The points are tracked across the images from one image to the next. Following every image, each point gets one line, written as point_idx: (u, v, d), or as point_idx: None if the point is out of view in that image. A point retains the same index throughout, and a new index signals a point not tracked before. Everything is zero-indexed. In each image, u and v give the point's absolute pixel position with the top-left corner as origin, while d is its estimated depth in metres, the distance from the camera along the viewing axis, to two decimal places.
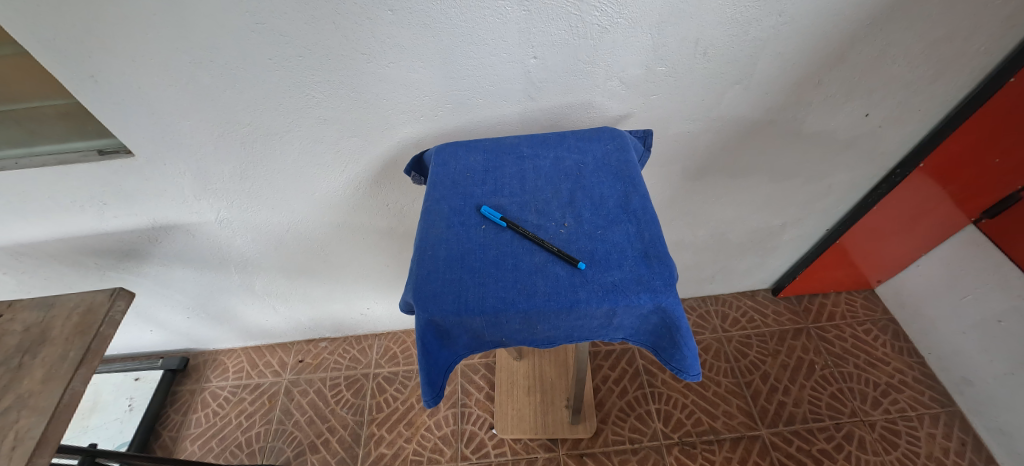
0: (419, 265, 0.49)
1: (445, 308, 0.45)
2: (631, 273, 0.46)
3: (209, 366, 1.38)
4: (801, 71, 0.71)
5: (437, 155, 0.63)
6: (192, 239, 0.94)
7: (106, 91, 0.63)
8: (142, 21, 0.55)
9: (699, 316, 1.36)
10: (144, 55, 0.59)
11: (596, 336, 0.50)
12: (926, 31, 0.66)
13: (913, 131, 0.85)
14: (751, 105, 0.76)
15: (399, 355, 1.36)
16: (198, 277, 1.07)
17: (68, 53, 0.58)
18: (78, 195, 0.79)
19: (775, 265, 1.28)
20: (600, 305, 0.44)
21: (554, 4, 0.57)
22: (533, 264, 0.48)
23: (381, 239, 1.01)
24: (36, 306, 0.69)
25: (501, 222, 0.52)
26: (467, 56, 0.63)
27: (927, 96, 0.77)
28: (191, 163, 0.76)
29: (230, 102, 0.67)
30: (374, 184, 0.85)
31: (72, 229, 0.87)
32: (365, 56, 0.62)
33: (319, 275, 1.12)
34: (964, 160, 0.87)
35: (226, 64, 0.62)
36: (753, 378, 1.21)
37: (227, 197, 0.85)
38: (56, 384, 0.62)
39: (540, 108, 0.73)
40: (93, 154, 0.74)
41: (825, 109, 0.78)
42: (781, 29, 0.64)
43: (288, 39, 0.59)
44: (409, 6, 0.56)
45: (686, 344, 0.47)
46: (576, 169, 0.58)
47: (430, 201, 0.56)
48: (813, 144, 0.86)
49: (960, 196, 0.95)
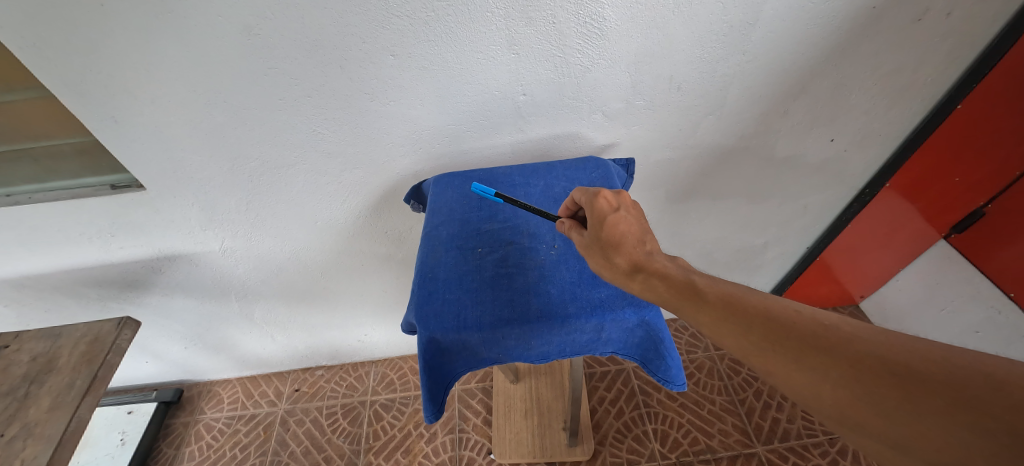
0: (420, 286, 0.53)
1: (446, 326, 0.49)
2: (616, 289, 0.51)
3: (203, 398, 1.37)
4: (767, 103, 0.77)
5: (435, 185, 0.67)
6: (195, 268, 0.97)
7: (124, 130, 0.67)
8: (163, 67, 0.61)
9: (691, 335, 1.38)
10: (163, 97, 0.64)
11: (587, 351, 0.53)
12: (875, 66, 0.73)
13: (876, 154, 0.91)
14: (725, 134, 0.82)
15: (396, 381, 1.36)
16: (198, 306, 1.09)
17: (91, 96, 0.62)
18: (86, 227, 0.82)
19: (761, 283, 1.32)
20: (589, 320, 0.48)
21: (540, 47, 0.64)
22: (527, 283, 0.52)
23: (380, 265, 1.04)
24: (43, 337, 0.71)
25: (496, 198, 0.61)
26: (462, 94, 0.69)
27: (884, 123, 0.84)
28: (199, 196, 0.80)
29: (239, 139, 0.72)
30: (374, 212, 0.89)
31: (79, 260, 0.90)
32: (368, 96, 0.68)
33: (317, 302, 1.14)
34: (928, 179, 0.94)
35: (239, 104, 0.67)
36: (746, 396, 1.23)
37: (232, 227, 0.88)
38: (63, 412, 0.63)
39: (530, 139, 0.78)
40: (105, 189, 0.78)
41: (794, 135, 0.84)
42: (745, 67, 0.71)
43: (297, 82, 0.65)
44: (410, 51, 0.62)
45: (669, 354, 0.50)
46: (564, 196, 0.63)
47: (429, 227, 0.60)
48: (785, 167, 0.92)
49: (928, 212, 1.01)
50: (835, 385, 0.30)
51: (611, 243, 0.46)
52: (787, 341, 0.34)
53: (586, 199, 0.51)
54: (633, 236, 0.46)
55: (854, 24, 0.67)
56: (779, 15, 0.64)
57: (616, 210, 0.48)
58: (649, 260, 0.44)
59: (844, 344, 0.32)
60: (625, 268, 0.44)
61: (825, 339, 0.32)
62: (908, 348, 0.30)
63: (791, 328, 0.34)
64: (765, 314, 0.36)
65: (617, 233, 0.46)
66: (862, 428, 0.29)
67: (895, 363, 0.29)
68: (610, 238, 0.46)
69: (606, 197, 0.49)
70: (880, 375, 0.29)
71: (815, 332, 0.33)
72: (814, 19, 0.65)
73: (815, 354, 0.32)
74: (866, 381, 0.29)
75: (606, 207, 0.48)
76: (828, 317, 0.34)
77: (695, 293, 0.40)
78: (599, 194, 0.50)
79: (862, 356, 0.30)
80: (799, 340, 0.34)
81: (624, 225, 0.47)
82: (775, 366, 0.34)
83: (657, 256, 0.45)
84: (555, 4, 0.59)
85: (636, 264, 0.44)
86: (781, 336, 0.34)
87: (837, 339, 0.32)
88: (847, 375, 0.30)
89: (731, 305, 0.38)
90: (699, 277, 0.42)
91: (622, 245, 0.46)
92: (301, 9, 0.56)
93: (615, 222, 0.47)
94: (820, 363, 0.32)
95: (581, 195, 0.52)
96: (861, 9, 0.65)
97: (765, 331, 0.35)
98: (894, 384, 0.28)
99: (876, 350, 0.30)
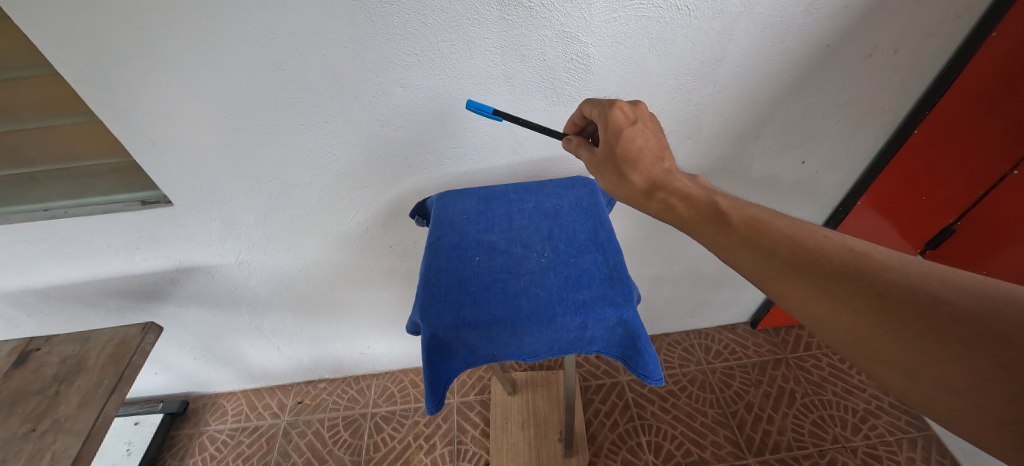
0: (424, 290, 0.59)
1: (446, 324, 0.55)
2: (598, 292, 0.57)
3: (208, 410, 1.40)
4: (740, 128, 0.85)
5: (437, 201, 0.74)
6: (211, 280, 1.03)
7: (159, 151, 0.75)
8: (199, 97, 0.68)
9: (683, 349, 1.42)
10: (197, 123, 0.72)
11: (573, 349, 0.59)
12: (836, 95, 0.81)
13: (845, 175, 0.99)
14: (703, 156, 0.90)
15: (396, 394, 1.39)
16: (210, 318, 1.14)
17: (133, 122, 0.70)
18: (116, 240, 0.89)
19: (749, 297, 1.37)
20: (574, 318, 0.54)
21: (533, 80, 0.72)
22: (519, 286, 0.58)
23: (384, 278, 1.10)
24: (73, 340, 0.77)
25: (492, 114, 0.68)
26: (463, 120, 0.77)
27: (850, 146, 0.92)
28: (222, 211, 0.87)
29: (262, 160, 0.79)
30: (382, 227, 0.96)
31: (104, 272, 0.96)
32: (379, 121, 0.76)
33: (323, 314, 1.19)
34: (899, 196, 1.00)
35: (265, 129, 0.75)
36: (738, 408, 1.26)
37: (249, 241, 0.95)
38: (91, 408, 0.68)
39: (524, 161, 0.86)
40: (137, 204, 0.86)
41: (768, 157, 0.92)
42: (717, 97, 0.79)
43: (317, 109, 0.73)
44: (418, 83, 0.71)
45: (646, 350, 0.57)
46: (554, 211, 0.70)
47: (432, 238, 0.67)
48: (763, 187, 0.99)
49: (904, 228, 1.06)
50: (857, 310, 0.39)
51: (631, 162, 0.55)
52: (821, 271, 0.42)
53: (600, 111, 0.59)
54: (648, 152, 0.56)
55: (813, 59, 0.75)
56: (743, 52, 0.72)
57: (632, 123, 0.57)
58: (665, 179, 0.54)
59: (872, 273, 0.40)
60: (648, 185, 0.54)
61: (858, 270, 0.40)
62: (922, 284, 0.38)
63: (825, 260, 0.42)
64: (795, 251, 0.44)
65: (632, 148, 0.56)
66: (870, 348, 0.38)
67: (919, 292, 0.37)
68: (629, 156, 0.55)
69: (622, 110, 0.58)
70: (904, 304, 0.37)
71: (848, 264, 0.41)
72: (775, 55, 0.73)
73: (845, 284, 0.40)
74: (887, 308, 0.38)
75: (623, 119, 0.57)
76: (863, 253, 0.42)
77: (719, 215, 0.49)
78: (616, 105, 0.58)
79: (889, 287, 0.38)
80: (832, 269, 0.41)
81: (640, 139, 0.56)
82: (800, 294, 0.42)
83: (677, 175, 0.55)
84: (545, 44, 0.68)
85: (654, 182, 0.54)
86: (814, 267, 0.42)
87: (868, 271, 0.40)
88: (868, 302, 0.38)
89: (767, 235, 0.46)
90: (719, 196, 0.52)
91: (637, 161, 0.55)
92: (324, 48, 0.65)
93: (632, 135, 0.56)
94: (849, 291, 0.40)
95: (595, 107, 0.60)
96: (817, 46, 0.73)
97: (796, 260, 0.43)
98: (913, 310, 0.37)
99: (903, 282, 0.38)
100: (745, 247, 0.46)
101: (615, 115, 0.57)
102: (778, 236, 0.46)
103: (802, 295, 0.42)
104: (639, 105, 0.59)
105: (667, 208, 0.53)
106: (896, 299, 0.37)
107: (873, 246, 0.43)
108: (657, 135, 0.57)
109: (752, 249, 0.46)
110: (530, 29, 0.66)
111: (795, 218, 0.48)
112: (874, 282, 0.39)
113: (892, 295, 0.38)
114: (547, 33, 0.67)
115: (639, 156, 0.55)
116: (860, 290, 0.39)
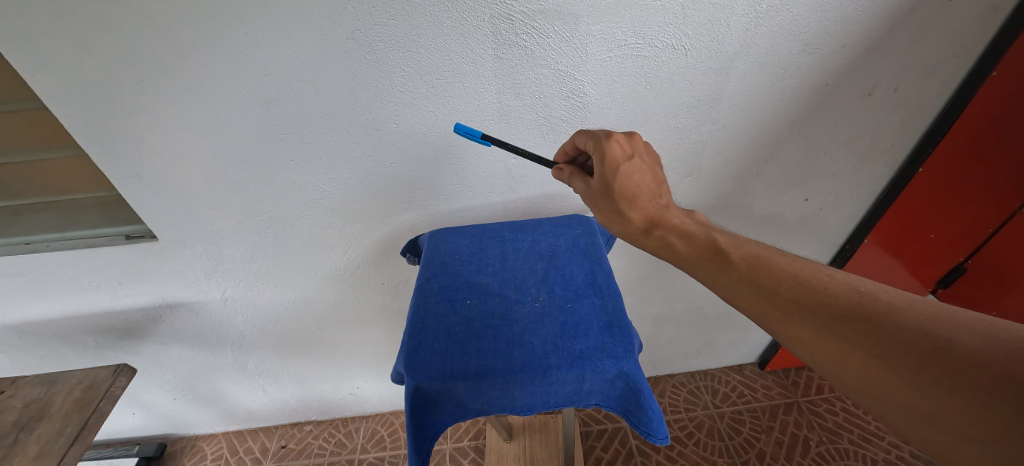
0: (411, 337, 0.55)
1: (433, 376, 0.50)
2: (596, 342, 0.53)
3: (185, 454, 1.32)
4: (741, 166, 0.84)
5: (429, 240, 0.71)
6: (194, 317, 0.99)
7: (146, 186, 0.73)
8: (189, 132, 0.67)
9: (689, 392, 1.35)
10: (186, 158, 0.70)
11: (570, 403, 0.54)
12: (836, 134, 0.80)
13: (850, 213, 0.97)
14: (702, 194, 0.88)
15: (386, 438, 1.32)
16: (192, 356, 1.09)
17: (120, 157, 0.68)
18: (97, 275, 0.86)
19: (756, 338, 1.32)
20: (570, 371, 0.50)
21: (529, 117, 0.71)
22: (513, 334, 0.55)
23: (375, 316, 1.06)
24: (39, 383, 0.73)
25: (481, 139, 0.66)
26: (458, 157, 0.76)
27: (854, 184, 0.90)
28: (209, 247, 0.85)
29: (253, 196, 0.77)
30: (373, 264, 0.93)
31: (83, 307, 0.92)
32: (372, 158, 0.74)
33: (311, 353, 1.14)
34: (907, 234, 0.97)
35: (254, 165, 0.73)
36: (749, 457, 1.18)
37: (235, 277, 0.92)
38: (47, 460, 0.63)
39: (520, 197, 0.84)
40: (120, 238, 0.83)
41: (770, 195, 0.90)
42: (716, 134, 0.78)
43: (308, 145, 0.71)
44: (411, 122, 0.70)
45: (650, 406, 0.52)
46: (550, 251, 0.67)
47: (422, 279, 0.64)
48: (766, 226, 0.96)
49: (914, 266, 1.02)
50: (865, 354, 0.36)
51: (631, 198, 0.52)
52: (827, 313, 0.39)
53: (595, 142, 0.55)
54: (646, 188, 0.53)
55: (812, 98, 0.74)
56: (741, 90, 0.72)
57: (629, 158, 0.53)
58: (662, 216, 0.52)
59: (881, 315, 0.37)
60: (648, 222, 0.51)
61: (865, 311, 0.38)
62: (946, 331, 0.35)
63: (832, 300, 0.40)
64: (796, 293, 0.41)
65: (629, 185, 0.52)
66: (879, 395, 0.35)
67: (935, 337, 0.35)
68: (627, 190, 0.52)
69: (619, 142, 0.53)
70: (919, 348, 0.34)
71: (855, 303, 0.39)
72: (774, 94, 0.73)
73: (851, 326, 0.38)
74: (899, 352, 0.35)
75: (619, 153, 0.53)
76: (871, 294, 0.39)
77: (720, 254, 0.47)
78: (612, 137, 0.54)
79: (897, 328, 0.36)
80: (838, 309, 0.39)
81: (636, 175, 0.52)
82: (803, 335, 0.39)
83: (679, 213, 0.52)
84: (540, 82, 0.67)
85: (653, 219, 0.51)
86: (819, 309, 0.40)
87: (875, 312, 0.38)
88: (877, 343, 0.36)
89: (769, 273, 0.44)
90: (720, 234, 0.50)
91: (635, 198, 0.52)
92: (317, 85, 0.64)
93: (629, 171, 0.52)
94: (853, 333, 0.37)
95: (589, 139, 0.56)
96: (815, 86, 0.72)
97: (802, 302, 0.41)
98: (924, 354, 0.34)
99: (914, 324, 0.36)
100: (747, 287, 0.44)
101: (610, 148, 0.53)
102: (780, 275, 0.43)
103: (806, 336, 0.39)
104: (633, 136, 0.56)
105: (666, 245, 0.50)
106: (911, 341, 0.35)
107: (879, 284, 0.41)
108: (654, 168, 0.54)
109: (751, 288, 0.43)
110: (526, 67, 0.65)
111: (795, 255, 0.46)
112: (884, 323, 0.37)
113: (902, 337, 0.35)
114: (543, 72, 0.66)
115: (639, 191, 0.52)
116: (869, 333, 0.37)
